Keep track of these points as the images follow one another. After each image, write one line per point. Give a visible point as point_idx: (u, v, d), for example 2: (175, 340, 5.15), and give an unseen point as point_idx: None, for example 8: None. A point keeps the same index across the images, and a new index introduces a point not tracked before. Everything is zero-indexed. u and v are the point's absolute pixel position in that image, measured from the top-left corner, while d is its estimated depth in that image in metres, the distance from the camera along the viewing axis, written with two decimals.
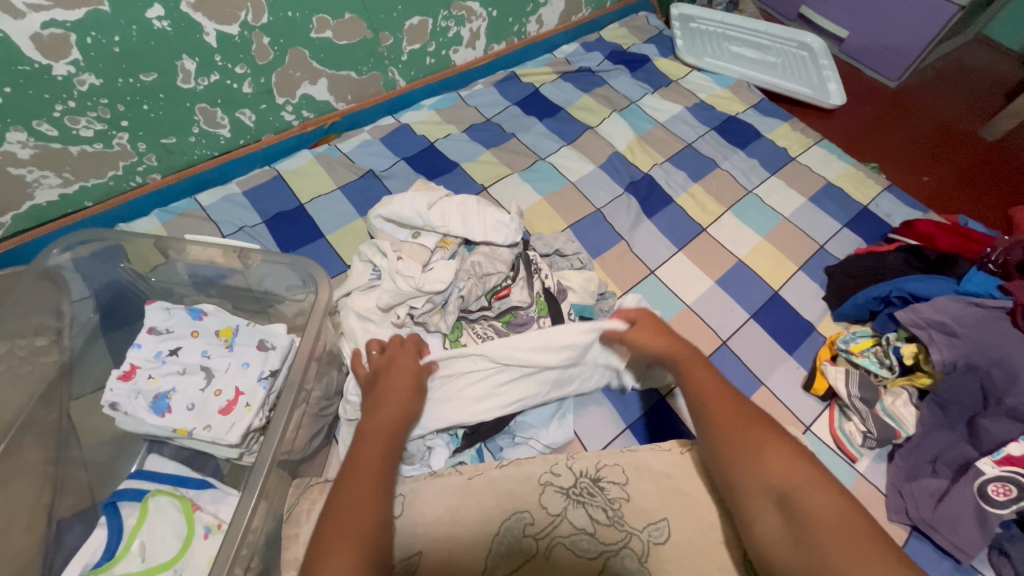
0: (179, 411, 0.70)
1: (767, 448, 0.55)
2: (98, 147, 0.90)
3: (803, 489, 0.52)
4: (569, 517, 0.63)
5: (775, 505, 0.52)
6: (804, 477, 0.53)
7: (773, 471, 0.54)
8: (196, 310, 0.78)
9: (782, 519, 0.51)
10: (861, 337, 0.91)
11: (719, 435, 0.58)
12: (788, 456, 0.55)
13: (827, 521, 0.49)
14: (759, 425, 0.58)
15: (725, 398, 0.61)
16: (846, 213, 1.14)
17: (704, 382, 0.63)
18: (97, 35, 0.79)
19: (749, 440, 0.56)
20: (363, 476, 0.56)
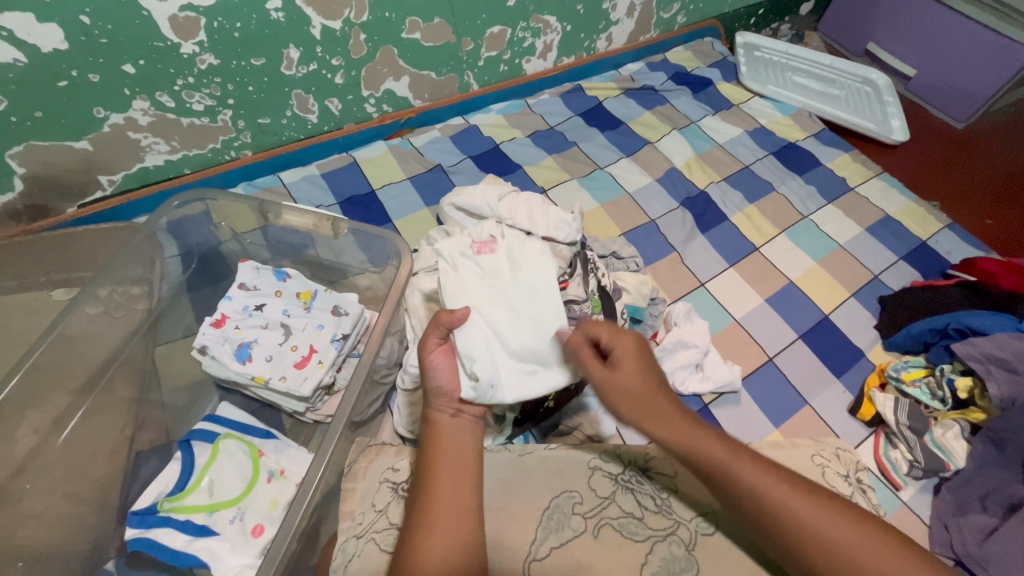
0: (258, 361, 0.77)
1: (833, 537, 0.52)
2: (205, 121, 1.00)
3: (896, 571, 0.50)
4: (617, 501, 0.65)
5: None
6: (880, 553, 0.51)
7: (871, 565, 0.50)
8: (282, 272, 0.85)
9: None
10: (912, 367, 0.91)
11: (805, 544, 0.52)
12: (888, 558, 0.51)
13: None
14: (839, 514, 0.53)
15: (767, 489, 0.54)
16: (903, 246, 1.14)
17: (764, 487, 0.55)
18: (223, 21, 0.88)
19: (840, 540, 0.51)
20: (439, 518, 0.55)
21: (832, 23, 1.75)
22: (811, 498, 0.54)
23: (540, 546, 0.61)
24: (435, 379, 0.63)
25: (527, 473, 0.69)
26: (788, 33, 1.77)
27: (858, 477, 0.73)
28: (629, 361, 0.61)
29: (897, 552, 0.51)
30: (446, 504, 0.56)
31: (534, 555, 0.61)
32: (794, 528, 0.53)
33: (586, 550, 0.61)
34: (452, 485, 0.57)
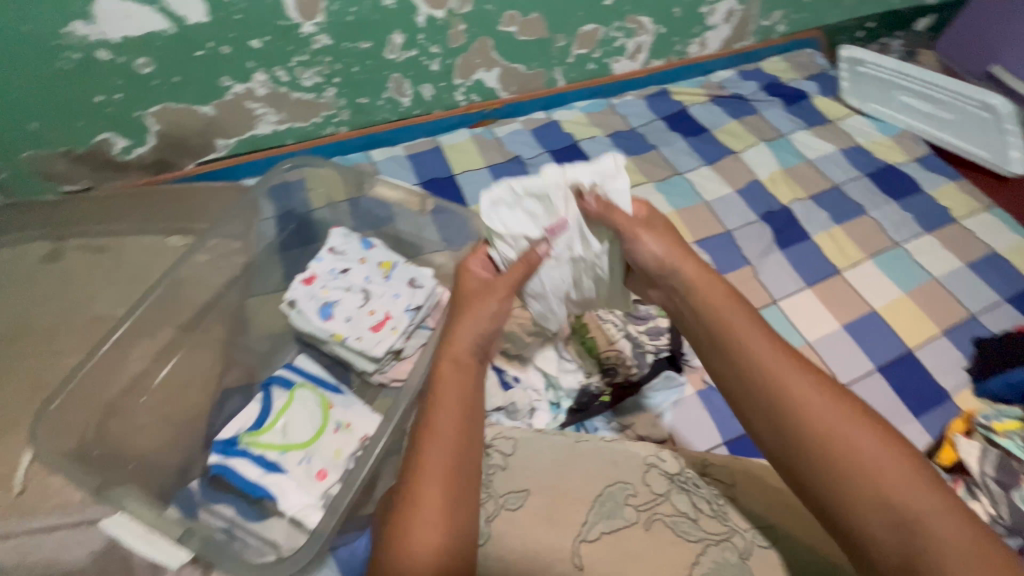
0: (338, 320, 0.83)
1: (837, 420, 0.53)
2: (312, 97, 1.08)
3: (898, 487, 0.49)
4: (671, 500, 0.65)
5: (873, 498, 0.50)
6: (877, 442, 0.52)
7: (870, 461, 0.51)
8: (367, 242, 0.91)
9: (888, 522, 0.49)
10: (1006, 417, 0.84)
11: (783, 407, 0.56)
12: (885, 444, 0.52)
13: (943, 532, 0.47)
14: (847, 400, 0.55)
15: (779, 367, 0.58)
16: (1009, 287, 1.04)
17: (770, 363, 0.59)
18: (340, 5, 0.95)
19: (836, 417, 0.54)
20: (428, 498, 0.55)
21: (951, 42, 1.62)
22: (832, 390, 0.56)
23: (591, 528, 0.62)
24: (460, 339, 0.67)
25: (585, 457, 0.70)
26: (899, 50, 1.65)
27: None
28: (643, 239, 0.69)
29: (909, 471, 0.50)
30: (434, 496, 0.55)
31: (585, 535, 0.62)
32: (784, 391, 0.56)
33: (636, 541, 0.61)
34: (440, 476, 0.56)
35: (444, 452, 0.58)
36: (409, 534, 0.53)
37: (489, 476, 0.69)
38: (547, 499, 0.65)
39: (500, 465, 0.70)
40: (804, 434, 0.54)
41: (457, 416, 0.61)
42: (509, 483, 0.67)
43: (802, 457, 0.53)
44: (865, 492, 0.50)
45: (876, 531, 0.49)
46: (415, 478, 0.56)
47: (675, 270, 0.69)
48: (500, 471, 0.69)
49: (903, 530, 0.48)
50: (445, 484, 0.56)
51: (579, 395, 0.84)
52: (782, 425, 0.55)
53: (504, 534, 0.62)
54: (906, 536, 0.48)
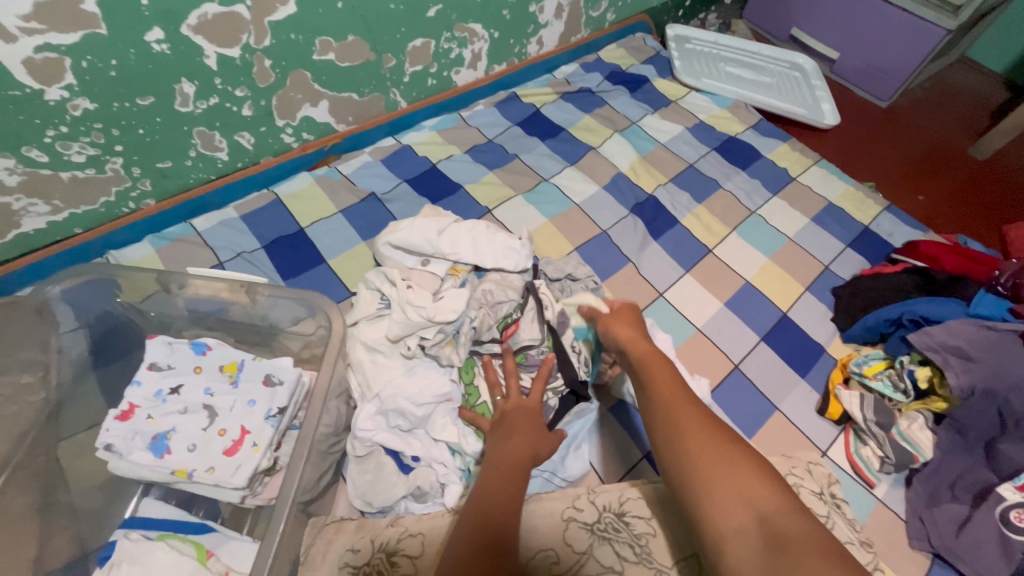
0: (179, 452, 0.67)
1: (746, 474, 0.49)
2: (90, 172, 0.86)
3: (770, 500, 0.47)
4: (596, 555, 0.62)
5: (735, 507, 0.47)
6: (719, 449, 0.51)
7: (731, 473, 0.49)
8: (200, 345, 0.75)
9: (758, 535, 0.45)
10: (873, 360, 0.90)
11: (693, 446, 0.52)
12: (752, 473, 0.49)
13: (804, 547, 0.44)
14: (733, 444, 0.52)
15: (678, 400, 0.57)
16: (848, 232, 1.15)
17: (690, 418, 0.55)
18: (94, 59, 0.75)
19: (724, 455, 0.51)
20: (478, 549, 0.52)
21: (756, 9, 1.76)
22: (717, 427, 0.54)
23: None
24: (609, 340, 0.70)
25: None
26: (715, 23, 1.77)
27: (832, 492, 0.69)
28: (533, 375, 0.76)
29: (744, 460, 0.50)
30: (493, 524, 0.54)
31: None
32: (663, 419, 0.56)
33: None
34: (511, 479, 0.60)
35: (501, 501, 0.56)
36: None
37: None
38: None
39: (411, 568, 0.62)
40: (712, 454, 0.51)
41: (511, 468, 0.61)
42: None
43: (676, 468, 0.52)
44: (724, 497, 0.48)
45: (739, 546, 0.46)
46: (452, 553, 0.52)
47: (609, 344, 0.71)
48: None
49: (782, 574, 0.42)
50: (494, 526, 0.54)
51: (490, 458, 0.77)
52: (660, 438, 0.55)
53: None
54: (776, 551, 0.44)
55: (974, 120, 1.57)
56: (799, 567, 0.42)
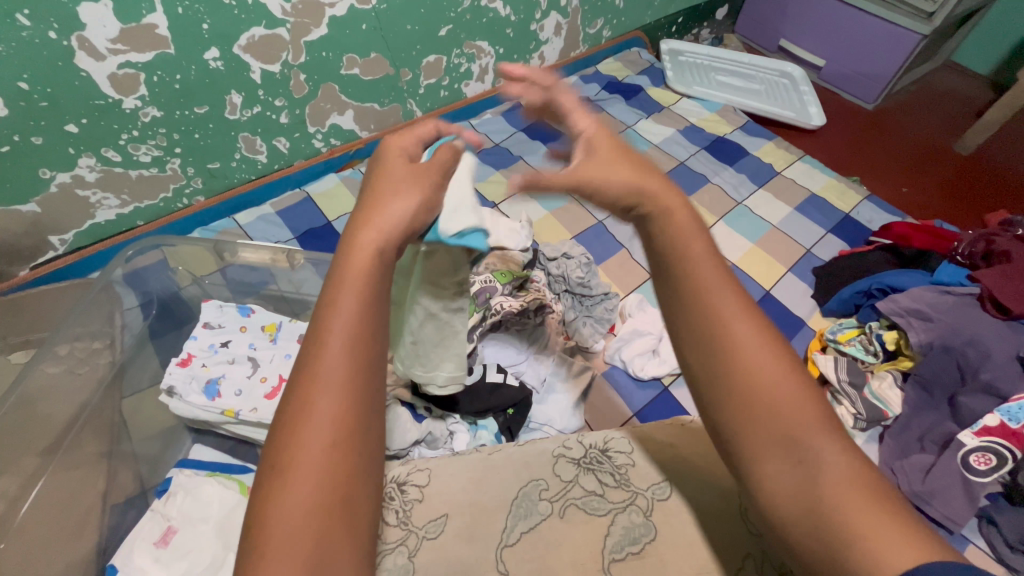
0: (227, 395, 0.78)
1: (796, 405, 0.42)
2: (154, 171, 1.01)
3: (816, 434, 0.41)
4: (580, 483, 0.69)
5: (771, 438, 0.42)
6: (771, 377, 0.43)
7: (780, 403, 0.42)
8: (245, 308, 0.88)
9: (792, 468, 0.41)
10: (846, 328, 0.98)
11: (729, 376, 0.43)
12: (804, 407, 0.42)
13: (846, 486, 0.38)
14: (788, 375, 0.43)
15: (735, 315, 0.45)
16: (829, 220, 1.23)
17: (736, 344, 0.44)
18: (162, 74, 0.91)
19: (774, 391, 0.42)
20: (312, 466, 0.36)
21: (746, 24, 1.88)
22: (775, 345, 0.44)
23: (511, 533, 0.65)
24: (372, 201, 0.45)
25: (495, 470, 0.71)
26: (709, 37, 1.89)
27: None
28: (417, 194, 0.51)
29: (792, 386, 0.42)
30: (331, 406, 0.38)
31: (506, 541, 0.64)
32: (707, 331, 0.45)
33: (554, 531, 0.64)
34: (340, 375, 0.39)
35: (345, 355, 0.39)
36: (276, 500, 0.36)
37: (407, 511, 0.67)
38: (466, 516, 0.66)
39: (422, 494, 0.69)
40: (752, 389, 0.43)
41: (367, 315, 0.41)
42: (428, 512, 0.67)
43: (711, 400, 0.45)
44: (763, 428, 0.42)
45: (776, 479, 0.41)
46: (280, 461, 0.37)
47: (674, 276, 0.47)
48: (418, 503, 0.68)
49: (810, 512, 0.39)
50: (348, 418, 0.38)
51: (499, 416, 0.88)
52: (699, 353, 0.45)
53: (426, 564, 0.62)
54: (809, 489, 0.40)
55: (960, 120, 1.64)
56: (833, 510, 0.38)
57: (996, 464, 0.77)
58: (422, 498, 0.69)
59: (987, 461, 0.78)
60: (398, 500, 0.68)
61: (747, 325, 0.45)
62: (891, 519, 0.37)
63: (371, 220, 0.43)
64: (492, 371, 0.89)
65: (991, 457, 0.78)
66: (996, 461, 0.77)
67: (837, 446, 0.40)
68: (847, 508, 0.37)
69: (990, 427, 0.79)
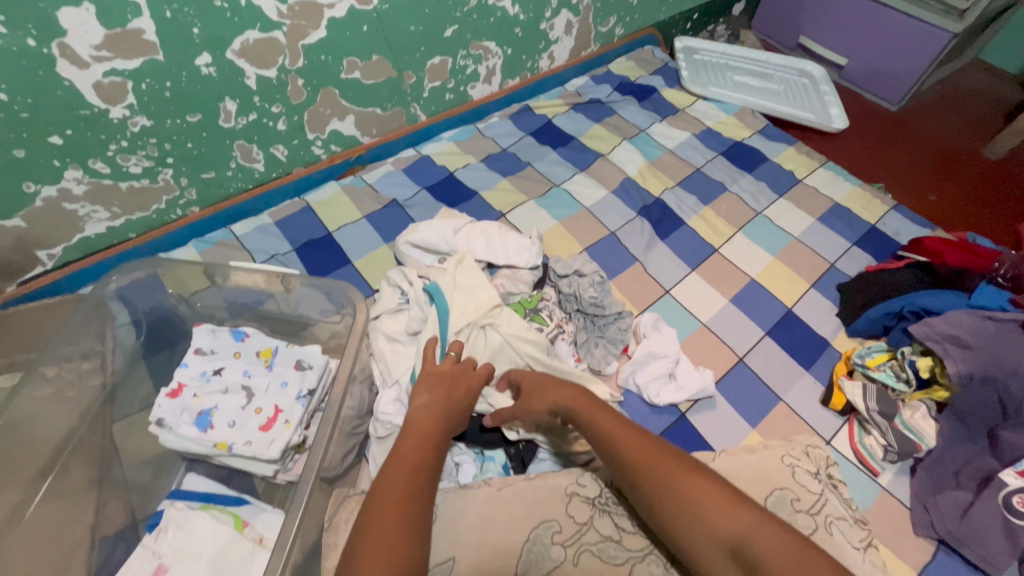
0: (220, 427, 0.74)
1: (716, 503, 0.54)
2: (145, 182, 0.96)
3: (736, 521, 0.53)
4: (595, 526, 0.66)
5: (713, 544, 0.53)
6: (686, 483, 0.57)
7: (707, 511, 0.54)
8: (239, 332, 0.83)
9: (737, 567, 0.51)
10: (876, 351, 0.92)
11: (655, 490, 0.58)
12: (729, 502, 0.55)
13: (775, 558, 0.49)
14: (694, 476, 0.57)
15: (641, 447, 0.61)
16: (855, 232, 1.17)
17: (651, 464, 0.59)
18: (151, 82, 0.85)
19: (691, 488, 0.56)
20: (387, 537, 0.50)
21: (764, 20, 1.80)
22: (685, 465, 0.59)
23: None
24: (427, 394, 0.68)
25: (505, 508, 0.67)
26: (725, 34, 1.81)
27: (829, 473, 0.72)
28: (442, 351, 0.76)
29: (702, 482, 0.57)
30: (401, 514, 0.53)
31: None
32: (635, 472, 0.59)
33: None
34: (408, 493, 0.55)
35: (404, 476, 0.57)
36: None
37: None
38: (475, 559, 0.63)
39: (429, 534, 0.64)
40: (675, 503, 0.56)
41: (422, 449, 0.61)
42: (433, 554, 0.63)
43: (659, 519, 0.57)
44: (700, 537, 0.54)
45: (721, 569, 0.52)
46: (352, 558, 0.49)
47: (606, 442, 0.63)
48: (422, 544, 0.64)
49: None
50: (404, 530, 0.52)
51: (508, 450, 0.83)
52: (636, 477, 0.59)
53: None
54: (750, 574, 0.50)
55: (989, 122, 1.57)
56: None
57: None
58: (426, 538, 0.64)
59: None
60: None
61: (650, 449, 0.60)
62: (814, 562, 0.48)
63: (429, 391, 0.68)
64: None
65: None
66: None
67: (755, 519, 0.53)
68: None
69: None
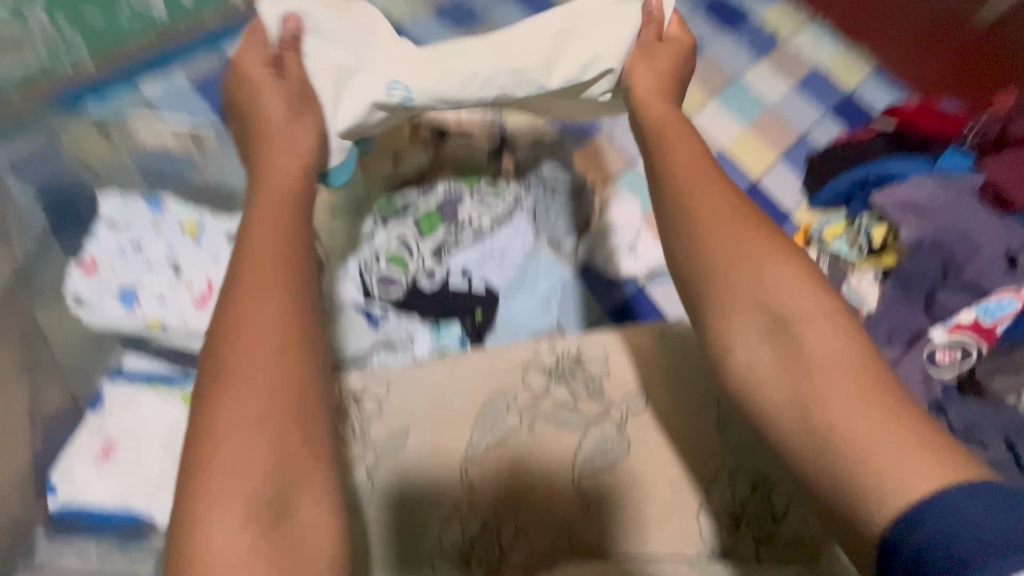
0: (149, 304, 0.69)
1: (790, 287, 0.46)
2: (9, 22, 0.78)
3: (798, 304, 0.45)
4: (551, 394, 0.65)
5: (754, 312, 0.46)
6: (754, 253, 0.47)
7: (771, 284, 0.46)
8: (156, 203, 0.73)
9: (773, 347, 0.45)
10: (832, 223, 0.93)
11: (718, 253, 0.48)
12: (790, 278, 0.46)
13: (829, 363, 0.42)
14: (767, 250, 0.48)
15: (700, 174, 0.52)
16: (830, 99, 1.11)
17: (713, 206, 0.50)
18: None
19: (748, 254, 0.47)
20: (244, 393, 0.39)
21: None
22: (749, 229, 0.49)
23: (477, 448, 0.61)
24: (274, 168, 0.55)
25: (458, 380, 0.66)
26: None
27: None
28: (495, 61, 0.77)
29: (766, 251, 0.47)
30: (251, 390, 0.39)
31: (470, 455, 0.61)
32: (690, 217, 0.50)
33: (523, 445, 0.61)
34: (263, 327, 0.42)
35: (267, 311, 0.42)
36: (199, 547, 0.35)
37: (365, 425, 0.63)
38: (430, 431, 0.63)
39: (380, 406, 0.64)
40: (732, 270, 0.47)
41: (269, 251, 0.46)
42: (387, 426, 0.63)
43: (727, 274, 0.47)
44: (740, 300, 0.46)
45: (750, 353, 0.45)
46: (200, 414, 0.39)
47: (664, 175, 0.53)
48: (377, 418, 0.63)
49: (796, 401, 0.42)
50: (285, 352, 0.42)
51: (466, 323, 0.81)
52: (686, 223, 0.50)
53: (388, 479, 0.59)
54: (790, 367, 0.44)
55: None
56: (826, 406, 0.41)
57: (958, 359, 0.78)
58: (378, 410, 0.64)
59: (951, 356, 0.78)
60: (355, 414, 0.63)
61: (719, 199, 0.50)
62: (888, 418, 0.39)
63: (259, 146, 0.57)
64: (457, 277, 0.83)
65: (955, 353, 0.78)
66: (959, 357, 0.78)
67: (819, 311, 0.45)
68: (833, 403, 0.41)
69: (962, 323, 0.78)
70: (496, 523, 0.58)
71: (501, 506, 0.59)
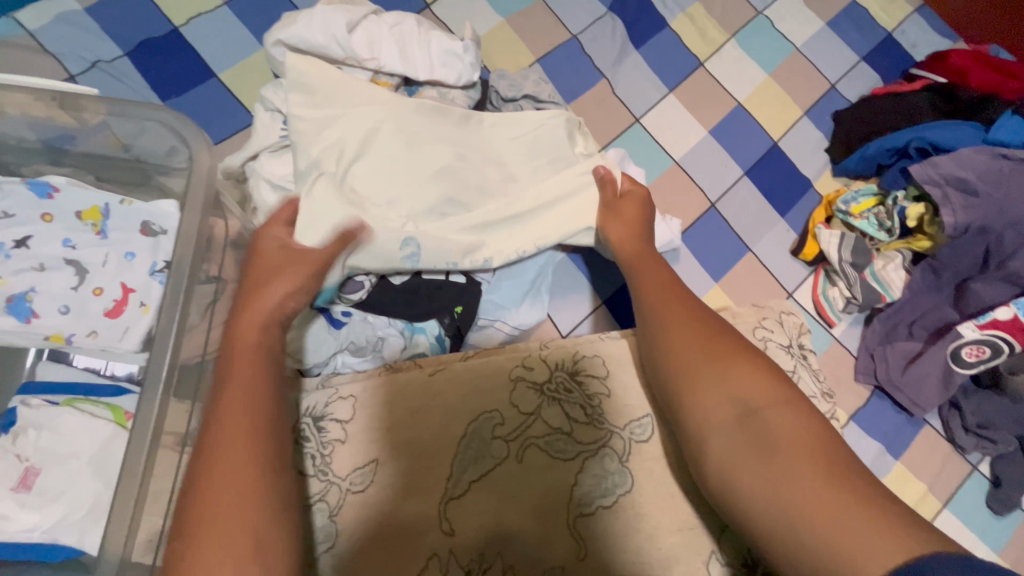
0: (48, 315, 0.55)
1: (752, 375, 0.47)
2: None
3: (767, 400, 0.46)
4: (543, 416, 0.55)
5: (722, 403, 0.46)
6: (715, 347, 0.49)
7: (734, 376, 0.47)
8: (42, 185, 0.59)
9: (743, 433, 0.44)
10: (863, 197, 0.80)
11: (680, 340, 0.50)
12: (753, 372, 0.48)
13: (797, 446, 0.42)
14: (729, 347, 0.50)
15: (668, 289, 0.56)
16: (867, 41, 0.95)
17: (677, 308, 0.53)
18: None
19: (710, 348, 0.49)
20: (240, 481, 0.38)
21: None
22: (706, 333, 0.51)
23: (459, 482, 0.52)
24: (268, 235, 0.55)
25: (436, 397, 0.55)
26: None
27: (801, 343, 0.64)
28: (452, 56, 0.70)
29: (728, 348, 0.49)
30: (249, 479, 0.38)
31: (451, 493, 0.51)
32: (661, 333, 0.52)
33: (510, 478, 0.52)
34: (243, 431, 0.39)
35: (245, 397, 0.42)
36: None
37: (326, 456, 0.52)
38: (404, 463, 0.52)
39: (343, 434, 0.53)
40: (696, 360, 0.49)
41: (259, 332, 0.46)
42: (353, 457, 0.52)
43: (688, 366, 0.49)
44: (710, 394, 0.47)
45: (720, 442, 0.45)
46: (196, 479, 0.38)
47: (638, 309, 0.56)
48: (340, 446, 0.52)
49: (770, 489, 0.41)
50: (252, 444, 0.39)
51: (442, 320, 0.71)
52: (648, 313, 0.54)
53: (352, 526, 0.49)
54: (759, 455, 0.43)
55: None
56: (796, 488, 0.40)
57: (986, 356, 0.71)
58: (342, 440, 0.53)
59: (979, 353, 0.71)
60: (315, 442, 0.52)
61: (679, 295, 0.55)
62: (855, 503, 0.39)
63: (246, 306, 0.47)
64: None
65: (984, 350, 0.71)
66: (988, 354, 0.71)
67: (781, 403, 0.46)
68: (806, 490, 0.40)
69: (998, 320, 0.70)
70: (481, 569, 0.49)
71: (489, 550, 0.50)
